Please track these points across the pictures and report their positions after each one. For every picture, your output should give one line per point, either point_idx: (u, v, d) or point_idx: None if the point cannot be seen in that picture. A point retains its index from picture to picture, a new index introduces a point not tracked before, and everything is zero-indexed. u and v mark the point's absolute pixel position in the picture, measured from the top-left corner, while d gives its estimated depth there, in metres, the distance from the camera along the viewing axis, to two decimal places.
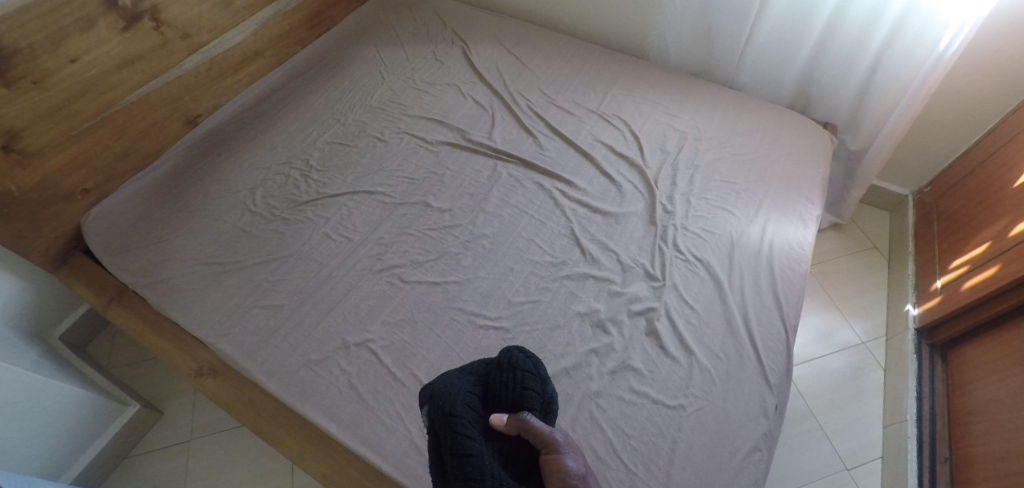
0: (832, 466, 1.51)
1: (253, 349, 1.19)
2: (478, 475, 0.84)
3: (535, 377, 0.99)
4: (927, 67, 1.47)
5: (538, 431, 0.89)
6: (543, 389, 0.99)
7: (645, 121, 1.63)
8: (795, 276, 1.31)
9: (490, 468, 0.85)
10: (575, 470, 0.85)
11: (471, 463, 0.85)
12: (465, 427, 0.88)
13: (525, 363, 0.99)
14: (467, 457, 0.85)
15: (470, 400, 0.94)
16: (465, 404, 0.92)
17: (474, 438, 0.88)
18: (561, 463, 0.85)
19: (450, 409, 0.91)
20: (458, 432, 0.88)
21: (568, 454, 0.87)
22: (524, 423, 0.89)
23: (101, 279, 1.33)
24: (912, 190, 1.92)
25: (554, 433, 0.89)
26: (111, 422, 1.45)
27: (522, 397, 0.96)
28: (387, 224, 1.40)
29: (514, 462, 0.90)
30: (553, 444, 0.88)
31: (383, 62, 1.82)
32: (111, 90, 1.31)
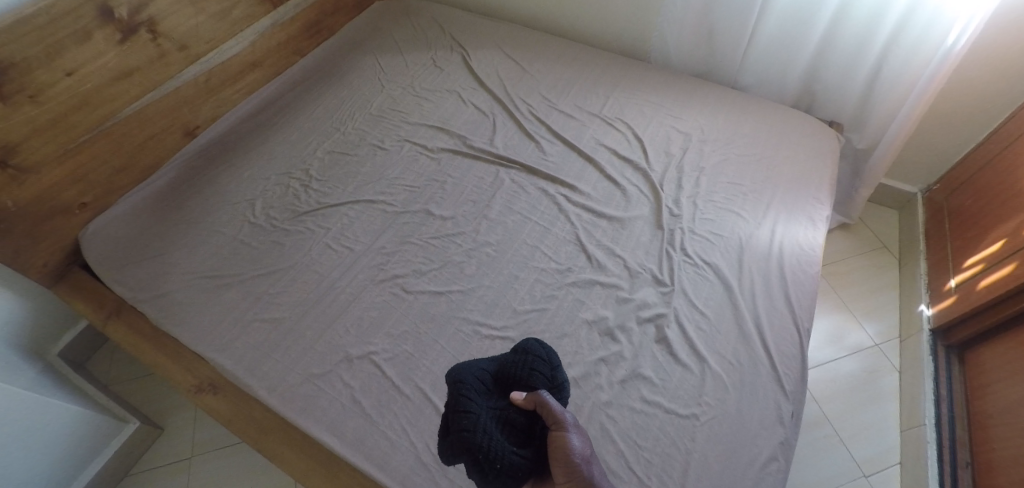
0: (849, 474, 1.46)
1: (253, 364, 1.16)
2: (470, 428, 0.84)
3: (546, 362, 0.96)
4: (935, 62, 1.45)
5: (550, 408, 0.85)
6: (553, 373, 0.95)
7: (648, 124, 1.61)
8: (806, 278, 1.28)
9: (483, 425, 0.85)
10: (578, 450, 0.82)
11: (466, 418, 0.85)
12: (468, 391, 0.88)
13: (538, 348, 0.96)
14: (463, 413, 0.86)
15: (481, 375, 0.93)
16: (474, 376, 0.92)
17: (474, 400, 0.88)
18: (567, 441, 0.82)
19: (457, 375, 0.92)
20: (461, 394, 0.88)
21: (574, 434, 0.83)
22: (539, 399, 0.86)
23: (100, 294, 1.31)
24: (921, 189, 1.88)
25: (566, 413, 0.85)
26: (111, 439, 1.42)
27: (528, 377, 0.93)
28: (389, 233, 1.38)
29: (511, 428, 0.89)
30: (562, 422, 0.84)
31: (382, 70, 1.80)
32: (109, 101, 1.29)
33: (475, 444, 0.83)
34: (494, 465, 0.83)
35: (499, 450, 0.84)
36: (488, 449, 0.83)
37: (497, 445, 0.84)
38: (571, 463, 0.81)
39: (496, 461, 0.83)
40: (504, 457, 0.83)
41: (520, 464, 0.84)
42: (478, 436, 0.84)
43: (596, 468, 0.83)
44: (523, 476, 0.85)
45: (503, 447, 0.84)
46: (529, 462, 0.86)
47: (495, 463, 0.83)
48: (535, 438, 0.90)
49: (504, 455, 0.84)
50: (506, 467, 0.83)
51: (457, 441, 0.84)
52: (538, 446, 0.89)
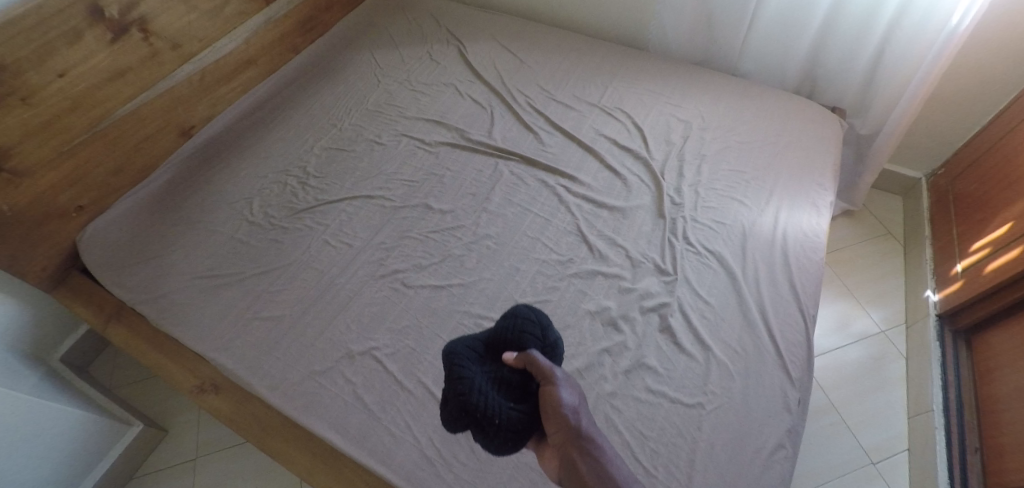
0: (857, 460, 1.46)
1: (255, 363, 1.15)
2: (465, 391, 0.87)
3: (536, 323, 0.97)
4: (939, 44, 1.43)
5: (539, 365, 0.87)
6: (545, 334, 0.96)
7: (648, 113, 1.59)
8: (811, 264, 1.26)
9: (478, 387, 0.88)
10: (567, 403, 0.82)
11: (461, 383, 0.88)
12: (460, 359, 0.92)
13: (525, 312, 0.98)
14: (458, 379, 0.89)
15: (473, 345, 0.96)
16: (466, 346, 0.95)
17: (468, 366, 0.91)
18: (556, 395, 0.82)
19: (450, 348, 0.96)
20: (455, 363, 0.92)
21: (563, 387, 0.84)
22: (528, 357, 0.88)
23: (99, 297, 1.30)
24: (925, 173, 1.86)
25: (556, 369, 0.86)
26: (114, 443, 1.41)
27: (520, 339, 0.95)
28: (388, 228, 1.37)
29: (508, 387, 0.90)
30: (552, 378, 0.85)
31: (377, 65, 1.79)
32: (103, 102, 1.28)
33: (472, 405, 0.86)
34: (493, 422, 0.85)
35: (494, 406, 0.86)
36: (484, 407, 0.86)
37: (493, 404, 0.86)
38: (561, 417, 0.81)
39: (492, 417, 0.85)
40: (500, 412, 0.85)
41: (518, 417, 0.85)
42: (473, 396, 0.86)
43: (587, 418, 0.83)
44: (524, 429, 0.86)
45: (499, 403, 0.86)
46: (528, 414, 0.86)
47: (493, 419, 0.85)
48: (532, 394, 0.89)
49: (500, 411, 0.85)
50: (504, 422, 0.85)
51: (455, 405, 0.87)
52: (536, 402, 0.88)
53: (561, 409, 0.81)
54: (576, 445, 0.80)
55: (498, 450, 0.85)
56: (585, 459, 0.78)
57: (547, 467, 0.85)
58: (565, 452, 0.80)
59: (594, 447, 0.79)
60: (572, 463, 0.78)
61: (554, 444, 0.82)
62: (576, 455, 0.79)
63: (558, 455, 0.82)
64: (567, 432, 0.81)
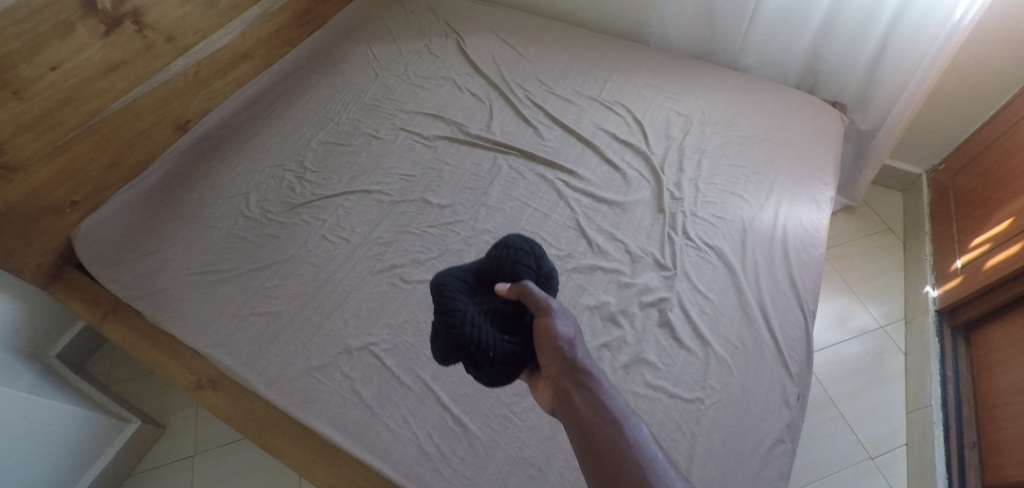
0: (855, 455, 1.46)
1: (252, 359, 1.15)
2: (457, 324, 0.84)
3: (529, 254, 0.95)
4: (941, 39, 1.41)
5: (533, 296, 0.83)
6: (539, 264, 0.95)
7: (648, 107, 1.58)
8: (810, 259, 1.26)
9: (471, 319, 0.85)
10: (563, 335, 0.79)
11: (452, 316, 0.85)
12: (450, 290, 0.88)
13: (518, 241, 0.95)
14: (450, 311, 0.85)
15: (462, 275, 0.93)
16: (454, 276, 0.92)
17: (458, 297, 0.87)
18: (551, 326, 0.79)
19: (438, 279, 0.91)
20: (445, 294, 0.88)
21: (558, 318, 0.81)
22: (522, 288, 0.84)
23: (94, 293, 1.29)
24: (926, 168, 1.86)
25: (551, 300, 0.83)
26: (112, 440, 1.41)
27: (513, 270, 0.92)
28: (386, 223, 1.36)
29: (501, 319, 0.87)
30: (547, 309, 0.82)
31: (375, 59, 1.78)
32: (97, 96, 1.27)
33: (465, 338, 0.83)
34: (487, 355, 0.83)
35: (489, 339, 0.83)
36: (478, 340, 0.83)
37: (487, 336, 0.83)
38: (556, 349, 0.78)
39: (487, 350, 0.82)
40: (495, 345, 0.83)
41: (512, 350, 0.83)
42: (467, 329, 0.83)
43: (584, 350, 0.79)
44: (518, 362, 0.84)
45: (493, 336, 0.84)
46: (522, 346, 0.84)
47: (487, 352, 0.82)
48: (525, 325, 0.86)
49: (495, 344, 0.83)
50: (499, 355, 0.83)
51: (448, 339, 0.84)
52: (529, 333, 0.86)
53: (556, 341, 0.78)
54: (572, 378, 0.76)
55: (492, 383, 0.83)
56: (580, 391, 0.74)
57: (540, 402, 0.82)
58: (560, 385, 0.76)
59: (590, 380, 0.75)
60: (566, 395, 0.74)
61: (549, 378, 0.79)
62: (570, 387, 0.75)
63: (552, 389, 0.78)
64: (562, 365, 0.77)
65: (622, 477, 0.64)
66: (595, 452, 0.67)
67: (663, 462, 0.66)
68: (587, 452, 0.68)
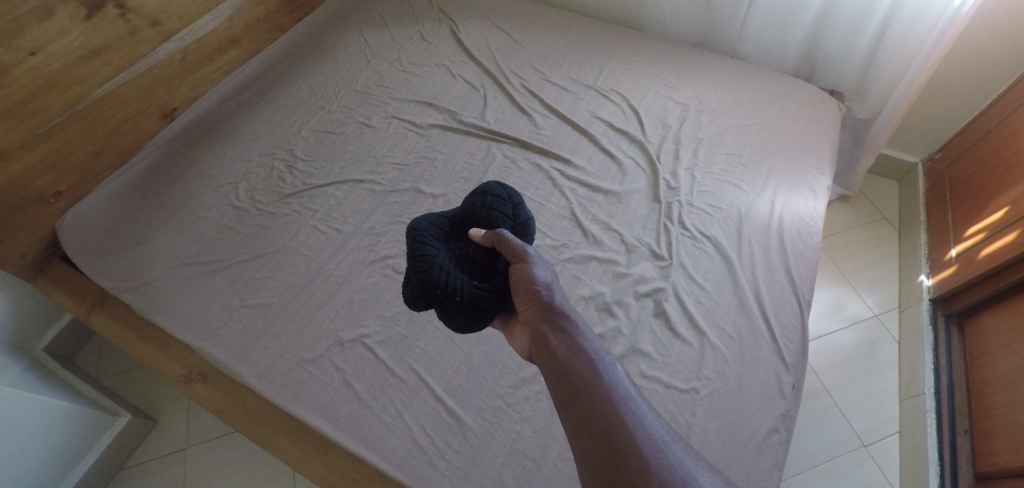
0: (848, 444, 1.46)
1: (242, 351, 1.13)
2: (426, 268, 0.86)
3: (505, 202, 0.98)
4: (940, 27, 1.39)
5: (510, 243, 0.83)
6: (515, 213, 0.98)
7: (644, 95, 1.56)
8: (807, 249, 1.25)
9: (440, 264, 0.87)
10: (541, 279, 0.79)
11: (422, 260, 0.87)
12: (421, 236, 0.91)
13: (495, 189, 0.99)
14: (420, 256, 0.88)
15: (436, 221, 0.96)
16: (428, 222, 0.95)
17: (429, 243, 0.90)
18: (528, 271, 0.79)
19: (413, 225, 0.94)
20: (417, 240, 0.91)
21: (536, 264, 0.80)
22: (497, 236, 0.85)
23: (80, 286, 1.27)
24: (922, 158, 1.85)
25: (528, 248, 0.82)
26: (102, 434, 1.40)
27: (489, 216, 0.96)
28: (378, 213, 1.34)
29: (472, 265, 0.91)
30: (523, 255, 0.81)
31: (367, 45, 1.74)
32: (79, 82, 1.23)
33: (433, 281, 0.85)
34: (454, 299, 0.85)
35: (456, 284, 0.85)
36: (446, 284, 0.85)
37: (455, 281, 0.85)
38: (533, 293, 0.78)
39: (454, 294, 0.84)
40: (462, 290, 0.84)
41: (480, 295, 0.84)
42: (434, 273, 0.86)
43: (562, 294, 0.79)
44: (487, 307, 0.85)
45: (461, 281, 0.85)
46: (492, 293, 0.85)
47: (454, 296, 0.84)
48: (497, 273, 0.90)
49: (463, 289, 0.84)
50: (466, 299, 0.84)
51: (416, 283, 0.86)
52: (500, 280, 0.86)
53: (533, 285, 0.78)
54: (549, 320, 0.76)
55: (459, 327, 0.85)
56: (556, 333, 0.74)
57: (517, 346, 0.82)
58: (537, 327, 0.77)
59: (567, 322, 0.75)
60: (542, 337, 0.75)
61: (526, 322, 0.79)
62: (547, 330, 0.75)
63: (528, 332, 0.78)
64: (539, 308, 0.77)
65: (595, 413, 0.64)
66: (570, 391, 0.67)
67: (636, 398, 0.66)
68: (562, 391, 0.68)
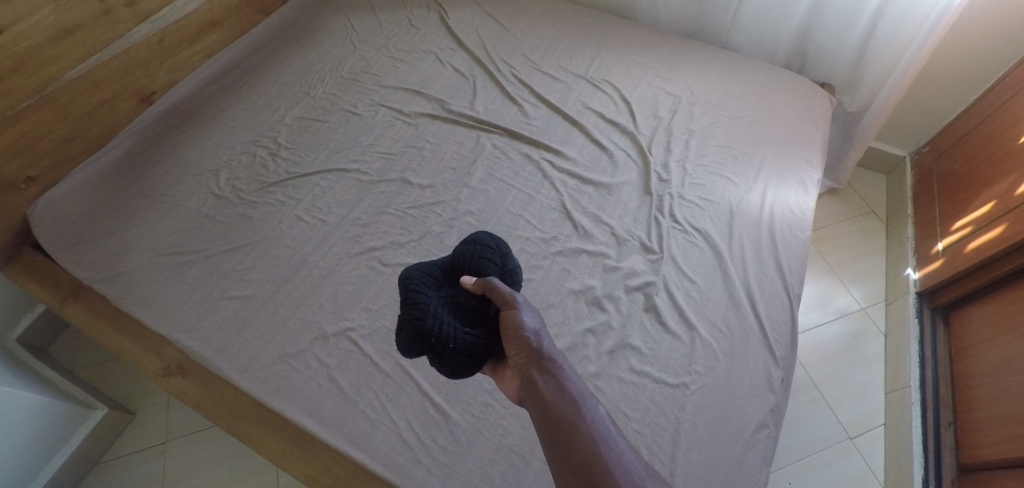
0: (834, 436, 1.47)
1: (223, 345, 1.10)
2: (420, 316, 0.83)
3: (494, 251, 0.95)
4: (932, 21, 1.38)
5: (499, 291, 0.81)
6: (503, 260, 0.95)
7: (636, 86, 1.53)
8: (797, 243, 1.24)
9: (433, 311, 0.84)
10: (529, 325, 0.77)
11: (415, 308, 0.84)
12: (415, 284, 0.88)
13: (485, 239, 0.96)
14: (413, 304, 0.85)
15: (429, 270, 0.93)
16: (421, 271, 0.92)
17: (423, 292, 0.87)
18: (517, 318, 0.76)
19: (406, 273, 0.91)
20: (410, 288, 0.88)
21: (524, 311, 0.78)
22: (487, 283, 0.83)
23: (54, 276, 1.22)
24: (910, 152, 1.85)
25: (517, 294, 0.81)
26: (78, 426, 1.36)
27: (479, 265, 0.93)
28: (365, 204, 1.31)
29: (463, 312, 0.87)
30: (512, 302, 0.79)
31: (353, 30, 1.70)
32: (49, 63, 1.18)
33: (426, 329, 0.82)
34: (447, 347, 0.81)
35: (450, 331, 0.82)
36: (439, 332, 0.82)
37: (448, 328, 0.82)
38: (521, 339, 0.75)
39: (447, 341, 0.81)
40: (456, 337, 0.81)
41: (473, 342, 0.81)
42: (428, 321, 0.83)
43: (550, 339, 0.77)
44: (479, 354, 0.82)
45: (455, 328, 0.82)
46: (484, 340, 0.82)
47: (447, 344, 0.81)
48: (490, 320, 0.86)
49: (456, 336, 0.81)
50: (459, 346, 0.81)
51: (410, 331, 0.83)
52: (492, 327, 0.84)
53: (521, 330, 0.75)
54: (537, 367, 0.74)
55: (452, 375, 0.81)
56: (544, 377, 0.73)
57: (507, 392, 0.80)
58: (525, 374, 0.74)
59: (556, 368, 0.73)
60: (531, 384, 0.73)
61: (515, 367, 0.77)
62: (535, 374, 0.74)
63: (517, 376, 0.76)
64: (527, 353, 0.75)
65: (582, 460, 0.63)
66: (559, 439, 0.66)
67: (618, 439, 0.66)
68: (551, 441, 0.66)
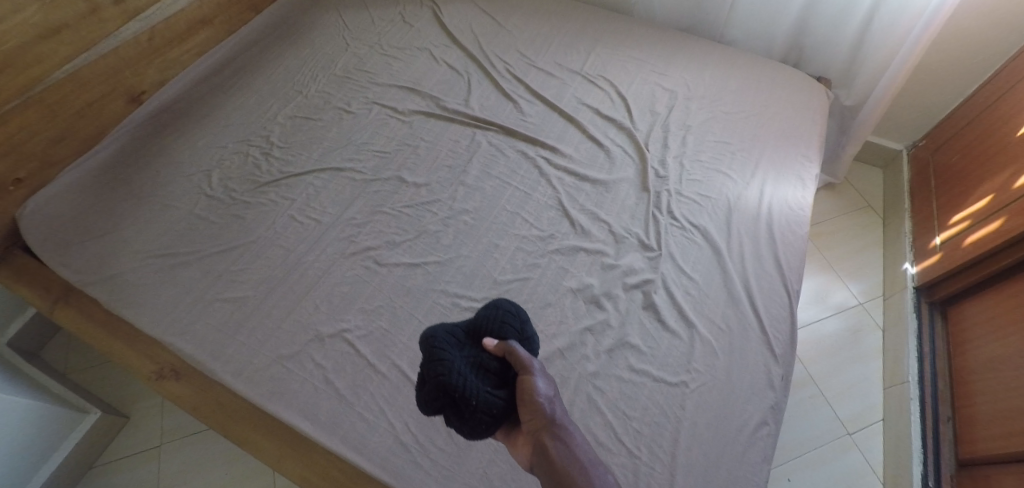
0: (833, 432, 1.47)
1: (217, 347, 1.09)
2: (444, 373, 0.79)
3: (517, 315, 0.90)
4: (928, 14, 1.37)
5: (517, 355, 0.80)
6: (525, 327, 0.90)
7: (632, 81, 1.52)
8: (796, 239, 1.23)
9: (458, 369, 0.80)
10: (543, 392, 0.77)
11: (440, 364, 0.80)
12: (440, 341, 0.83)
13: (508, 304, 0.91)
14: (438, 360, 0.81)
15: (452, 329, 0.87)
16: (445, 329, 0.86)
17: (449, 349, 0.82)
18: (533, 384, 0.77)
19: (429, 330, 0.86)
20: (435, 346, 0.82)
21: (540, 376, 0.78)
22: (509, 347, 0.81)
23: (44, 278, 1.20)
24: (907, 145, 1.85)
25: (534, 360, 0.80)
26: (71, 431, 1.34)
27: (501, 330, 0.87)
28: (359, 203, 1.29)
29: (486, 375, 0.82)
30: (530, 367, 0.79)
31: (346, 27, 1.68)
32: (35, 63, 1.16)
33: (451, 386, 0.78)
34: (470, 405, 0.77)
35: (474, 388, 0.78)
36: (464, 388, 0.78)
37: (473, 386, 0.78)
38: (536, 405, 0.76)
39: (470, 399, 0.77)
40: (479, 395, 0.77)
41: (497, 403, 0.78)
42: (454, 377, 0.78)
43: (561, 406, 0.78)
44: (499, 416, 0.78)
45: (478, 386, 0.78)
46: (506, 401, 0.79)
47: (470, 402, 0.77)
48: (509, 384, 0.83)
49: (479, 394, 0.78)
50: (481, 405, 0.77)
51: (433, 387, 0.79)
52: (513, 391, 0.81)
53: (536, 397, 0.76)
54: (549, 433, 0.75)
55: (472, 433, 0.78)
56: (556, 444, 0.73)
57: (518, 459, 0.79)
58: (537, 441, 0.75)
59: (567, 435, 0.74)
60: (543, 451, 0.73)
61: (527, 433, 0.77)
62: (547, 440, 0.74)
63: (530, 443, 0.76)
64: (540, 420, 0.76)
65: None
66: None
67: None
68: None
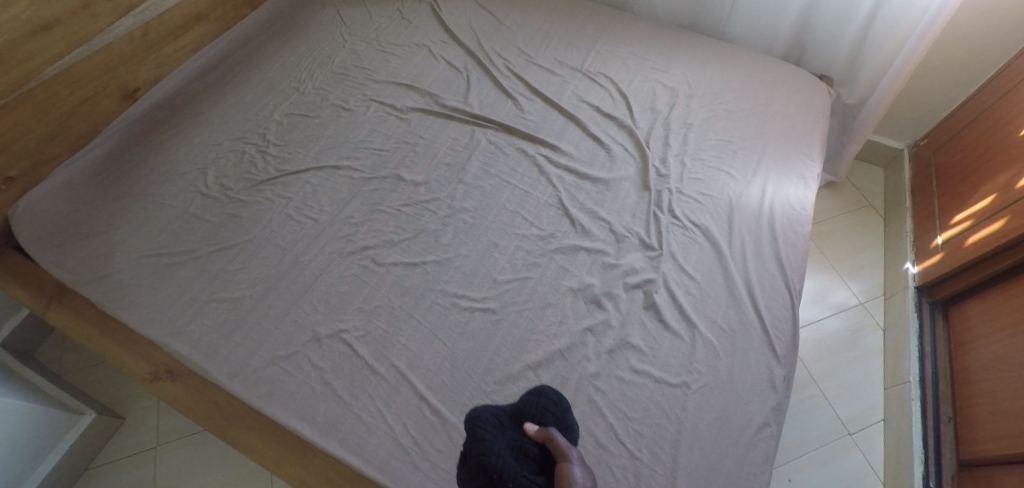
0: (834, 432, 1.46)
1: (212, 348, 1.07)
2: (485, 452, 0.81)
3: (557, 403, 0.92)
4: (931, 12, 1.35)
5: (557, 442, 0.83)
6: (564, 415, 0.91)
7: (633, 79, 1.51)
8: (798, 238, 1.22)
9: (498, 450, 0.81)
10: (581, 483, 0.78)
11: (482, 443, 0.82)
12: (483, 422, 0.86)
13: (552, 392, 0.94)
14: (480, 440, 0.83)
15: (496, 411, 0.90)
16: (490, 410, 0.90)
17: (490, 429, 0.85)
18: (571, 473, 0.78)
19: (474, 411, 0.89)
20: (478, 425, 0.86)
21: (578, 466, 0.80)
22: (549, 434, 0.85)
23: (37, 277, 1.19)
24: (909, 144, 1.84)
25: (573, 449, 0.83)
26: (65, 433, 1.33)
27: (542, 415, 0.89)
28: (356, 201, 1.27)
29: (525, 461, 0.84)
30: (569, 457, 0.81)
31: (343, 23, 1.66)
32: (28, 59, 1.13)
33: (491, 466, 0.79)
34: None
35: (513, 471, 0.79)
36: (502, 470, 0.79)
37: (511, 469, 0.79)
38: None
39: (508, 480, 0.78)
40: (517, 478, 0.78)
41: None
42: (494, 458, 0.80)
43: None
44: None
45: (516, 468, 0.80)
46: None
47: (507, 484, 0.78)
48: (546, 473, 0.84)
49: (516, 477, 0.78)
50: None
51: (474, 465, 0.81)
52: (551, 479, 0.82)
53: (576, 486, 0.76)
54: None
55: None
56: None
57: None
58: None
59: None
60: None
61: None
62: None
63: None
64: None
65: None
66: None
67: None
68: None
